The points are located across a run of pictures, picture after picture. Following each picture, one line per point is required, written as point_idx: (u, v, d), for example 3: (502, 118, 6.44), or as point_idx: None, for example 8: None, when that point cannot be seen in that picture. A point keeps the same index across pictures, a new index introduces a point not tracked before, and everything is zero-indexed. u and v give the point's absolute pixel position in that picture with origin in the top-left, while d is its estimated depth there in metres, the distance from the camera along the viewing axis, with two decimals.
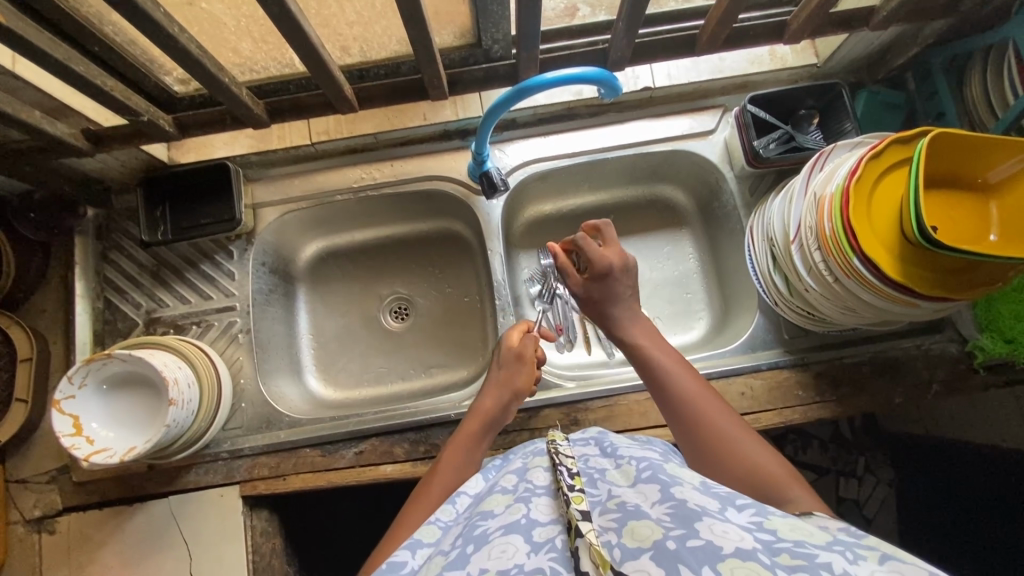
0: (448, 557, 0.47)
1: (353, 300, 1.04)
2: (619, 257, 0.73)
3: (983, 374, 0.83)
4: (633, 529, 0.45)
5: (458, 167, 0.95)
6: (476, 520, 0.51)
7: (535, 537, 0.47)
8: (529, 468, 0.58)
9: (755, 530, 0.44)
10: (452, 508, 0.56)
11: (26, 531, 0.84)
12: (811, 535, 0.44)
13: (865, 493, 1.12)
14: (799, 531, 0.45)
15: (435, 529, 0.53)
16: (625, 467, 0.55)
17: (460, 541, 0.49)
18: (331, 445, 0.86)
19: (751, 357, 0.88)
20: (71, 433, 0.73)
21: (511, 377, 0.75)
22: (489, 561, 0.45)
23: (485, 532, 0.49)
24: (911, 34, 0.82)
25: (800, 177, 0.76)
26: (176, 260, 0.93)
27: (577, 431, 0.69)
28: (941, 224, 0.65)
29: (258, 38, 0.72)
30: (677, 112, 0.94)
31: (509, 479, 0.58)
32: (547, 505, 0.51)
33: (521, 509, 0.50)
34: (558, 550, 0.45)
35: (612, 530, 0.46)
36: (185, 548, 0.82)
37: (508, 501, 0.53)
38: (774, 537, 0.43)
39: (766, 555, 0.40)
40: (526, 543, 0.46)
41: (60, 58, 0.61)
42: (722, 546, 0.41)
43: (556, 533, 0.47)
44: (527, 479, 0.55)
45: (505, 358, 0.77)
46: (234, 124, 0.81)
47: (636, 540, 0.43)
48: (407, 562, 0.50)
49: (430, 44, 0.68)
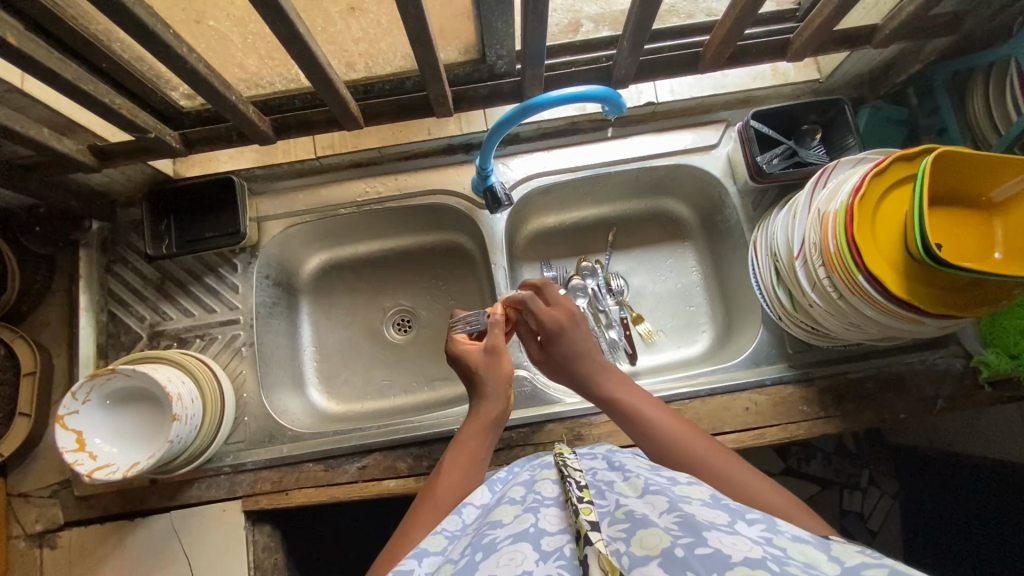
0: (456, 565, 0.47)
1: (356, 312, 1.04)
2: (566, 315, 0.74)
3: (988, 390, 0.83)
4: (643, 537, 0.44)
5: (461, 180, 0.96)
6: (485, 529, 0.51)
7: (544, 546, 0.47)
8: (538, 480, 0.57)
9: (765, 542, 0.44)
10: (459, 518, 0.56)
11: (28, 546, 0.83)
12: (820, 559, 0.43)
13: (869, 505, 1.12)
14: (807, 555, 0.44)
15: (441, 539, 0.53)
16: (633, 480, 0.55)
17: (469, 550, 0.49)
18: (334, 460, 0.85)
19: (755, 372, 0.87)
20: (74, 449, 0.72)
21: (493, 374, 0.71)
22: (497, 568, 0.44)
23: (493, 540, 0.48)
24: (911, 52, 0.83)
25: (804, 193, 0.76)
26: (181, 273, 0.93)
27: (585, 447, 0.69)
28: (945, 241, 0.65)
29: (265, 54, 0.73)
30: (679, 127, 0.95)
31: (517, 490, 0.57)
32: (555, 515, 0.50)
33: (529, 519, 0.50)
34: (567, 559, 0.45)
35: (621, 539, 0.46)
36: (186, 563, 0.82)
37: (516, 511, 0.52)
38: (783, 551, 0.43)
39: (775, 564, 0.40)
40: (534, 551, 0.46)
41: (70, 78, 0.61)
42: (731, 555, 0.41)
43: (564, 542, 0.46)
44: (536, 491, 0.55)
45: (478, 363, 0.73)
46: (240, 141, 0.81)
47: (644, 548, 0.43)
48: (414, 569, 0.49)
49: (436, 62, 0.69)
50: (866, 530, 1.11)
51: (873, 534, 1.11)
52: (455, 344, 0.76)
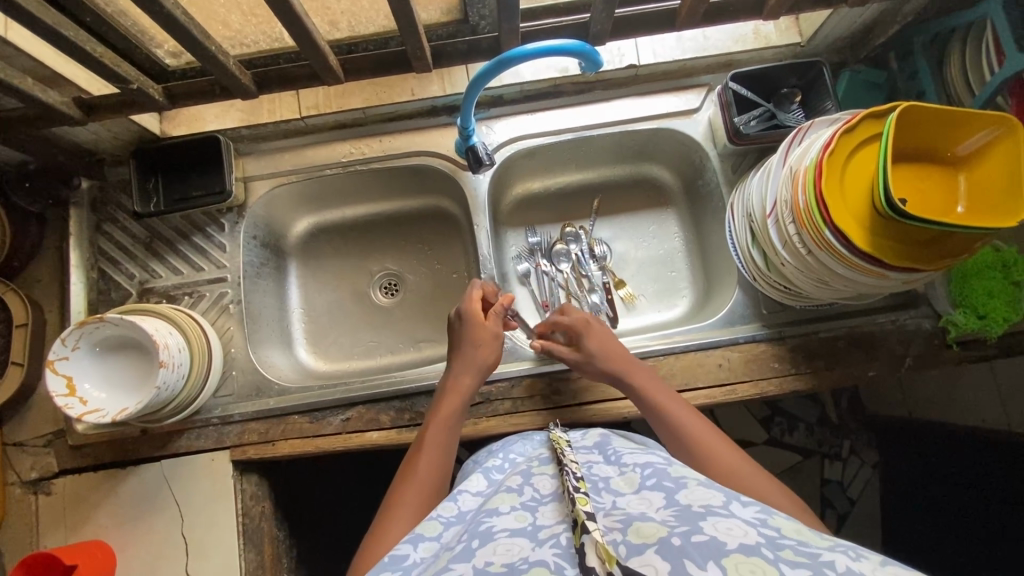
0: (453, 551, 0.51)
1: (345, 275, 1.07)
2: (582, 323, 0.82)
3: (955, 349, 0.85)
4: (639, 528, 0.48)
5: (445, 143, 0.97)
6: (481, 517, 0.55)
7: (540, 535, 0.50)
8: (534, 474, 0.62)
9: (760, 524, 0.48)
10: (455, 505, 0.60)
11: (24, 492, 0.86)
12: (814, 539, 0.47)
13: (849, 476, 1.20)
14: (802, 534, 0.48)
15: (437, 525, 0.57)
16: (629, 474, 0.59)
17: (466, 536, 0.53)
18: (319, 412, 0.88)
19: (728, 331, 0.89)
20: (64, 394, 0.74)
21: (486, 356, 0.79)
22: (494, 555, 0.48)
23: (490, 528, 0.52)
24: (892, 13, 0.83)
25: (779, 152, 0.77)
26: (169, 232, 0.95)
27: (578, 433, 0.74)
28: (910, 196, 0.67)
29: (247, 10, 0.74)
30: (662, 91, 0.96)
31: (514, 480, 0.62)
32: (552, 511, 0.54)
33: (527, 517, 0.54)
34: (563, 547, 0.48)
35: (617, 529, 0.49)
36: (177, 509, 0.85)
37: (513, 503, 0.57)
38: (777, 533, 0.47)
39: (770, 550, 0.44)
40: (530, 540, 0.50)
41: (49, 23, 0.62)
42: (726, 542, 0.44)
43: (561, 531, 0.50)
44: (533, 486, 0.60)
45: (479, 336, 0.80)
46: (223, 96, 0.81)
47: (640, 537, 0.47)
48: (409, 554, 0.53)
49: (413, 15, 0.69)
50: (845, 498, 1.19)
51: (852, 502, 1.18)
52: (468, 307, 0.82)
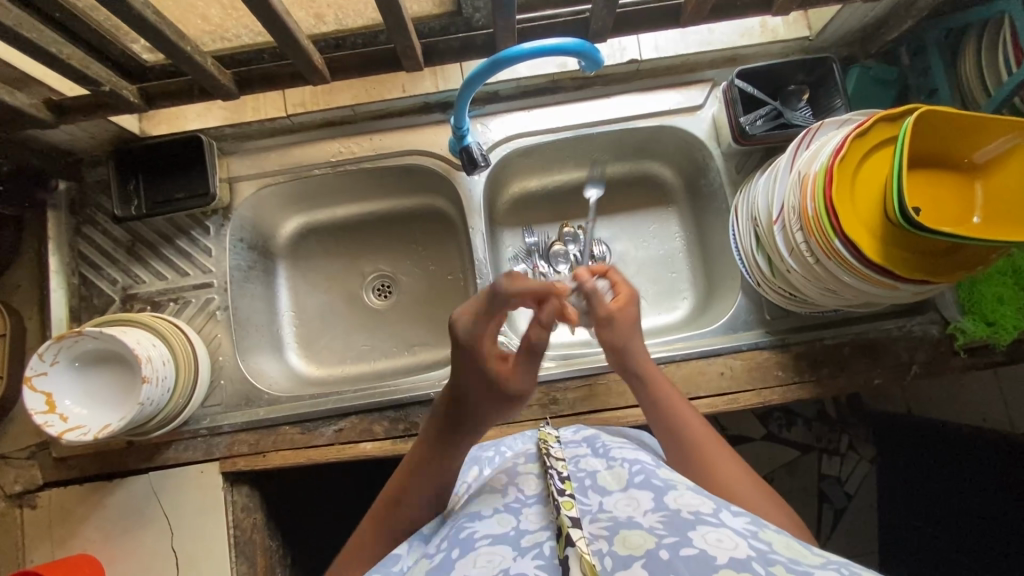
0: (434, 561, 0.49)
1: (336, 277, 1.03)
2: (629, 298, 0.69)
3: (963, 356, 0.83)
4: (625, 538, 0.45)
5: (438, 141, 0.93)
6: (463, 523, 0.53)
7: (523, 543, 0.47)
8: (520, 473, 0.58)
9: (750, 536, 0.45)
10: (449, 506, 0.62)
11: (8, 505, 0.84)
12: (806, 556, 0.44)
13: (846, 471, 1.16)
14: (792, 550, 0.45)
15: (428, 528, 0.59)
16: (616, 469, 0.56)
17: (446, 545, 0.51)
18: (311, 423, 0.86)
19: (730, 338, 0.87)
20: (43, 411, 0.72)
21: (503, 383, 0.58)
22: (473, 569, 0.46)
23: (471, 537, 0.50)
24: (906, 7, 0.79)
25: (786, 154, 0.74)
26: (152, 235, 0.91)
27: (570, 429, 0.71)
28: (924, 205, 0.64)
29: (226, 4, 0.70)
30: (664, 87, 0.92)
31: (499, 479, 0.59)
32: (535, 514, 0.51)
33: (510, 520, 0.51)
34: (546, 558, 0.45)
35: (603, 538, 0.45)
36: (166, 522, 0.83)
37: (495, 505, 0.54)
38: (768, 547, 0.44)
39: (760, 565, 0.41)
40: (512, 549, 0.47)
41: (9, 24, 0.58)
42: (715, 555, 0.41)
43: (544, 540, 0.47)
44: (519, 486, 0.55)
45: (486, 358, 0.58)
46: (203, 96, 0.77)
47: (627, 548, 0.43)
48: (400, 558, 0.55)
49: (401, 12, 0.65)
50: (842, 493, 1.15)
51: (849, 497, 1.15)
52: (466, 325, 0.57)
